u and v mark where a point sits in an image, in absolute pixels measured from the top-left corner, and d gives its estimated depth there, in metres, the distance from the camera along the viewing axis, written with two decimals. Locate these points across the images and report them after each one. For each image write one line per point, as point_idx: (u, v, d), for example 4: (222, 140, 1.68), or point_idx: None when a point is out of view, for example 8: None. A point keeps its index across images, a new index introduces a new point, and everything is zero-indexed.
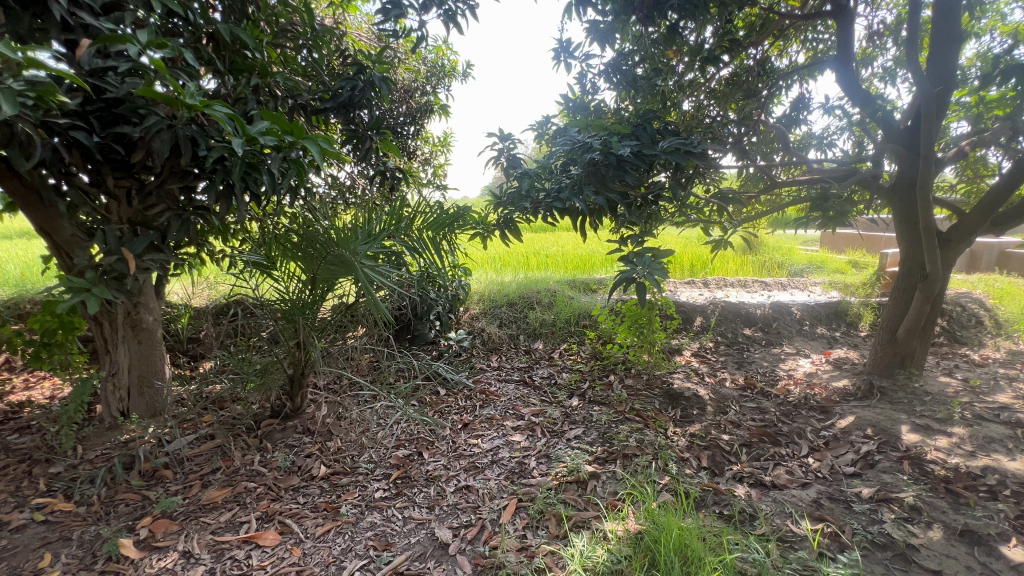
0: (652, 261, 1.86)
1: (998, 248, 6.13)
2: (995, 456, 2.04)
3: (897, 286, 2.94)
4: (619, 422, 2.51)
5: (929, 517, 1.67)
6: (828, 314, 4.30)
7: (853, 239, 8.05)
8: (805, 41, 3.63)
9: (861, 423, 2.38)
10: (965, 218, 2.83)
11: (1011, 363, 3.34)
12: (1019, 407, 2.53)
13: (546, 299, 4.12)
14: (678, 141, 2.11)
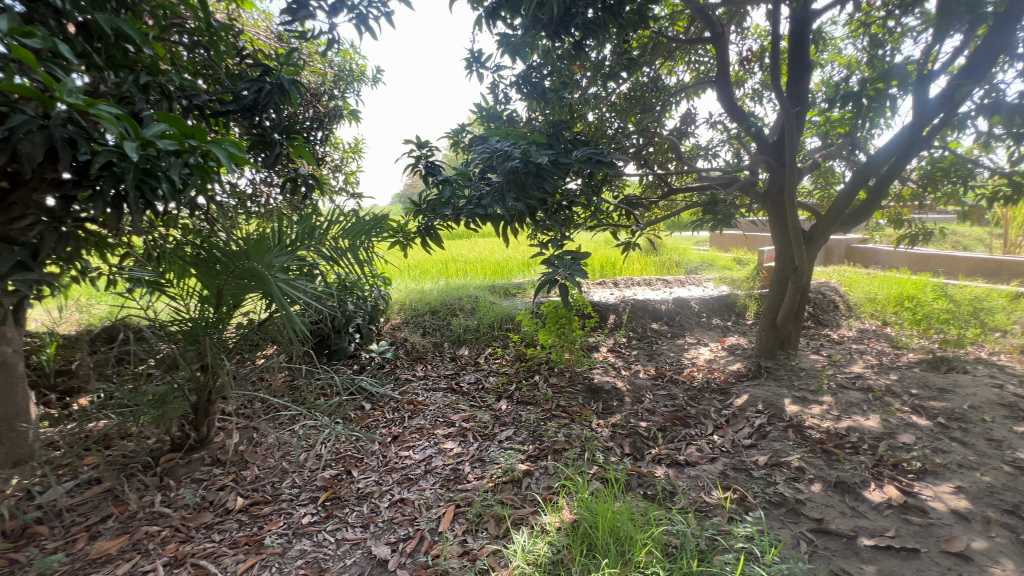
0: (572, 263, 1.95)
1: (845, 245, 7.30)
2: (855, 417, 2.42)
3: (775, 278, 3.38)
4: (547, 419, 2.61)
5: (812, 475, 1.95)
6: (721, 306, 4.81)
7: (736, 240, 9.09)
8: (690, 62, 4.06)
9: (754, 400, 2.71)
10: (823, 217, 3.33)
11: (861, 339, 3.99)
12: (869, 375, 3.04)
13: (468, 305, 4.14)
14: (588, 151, 2.26)
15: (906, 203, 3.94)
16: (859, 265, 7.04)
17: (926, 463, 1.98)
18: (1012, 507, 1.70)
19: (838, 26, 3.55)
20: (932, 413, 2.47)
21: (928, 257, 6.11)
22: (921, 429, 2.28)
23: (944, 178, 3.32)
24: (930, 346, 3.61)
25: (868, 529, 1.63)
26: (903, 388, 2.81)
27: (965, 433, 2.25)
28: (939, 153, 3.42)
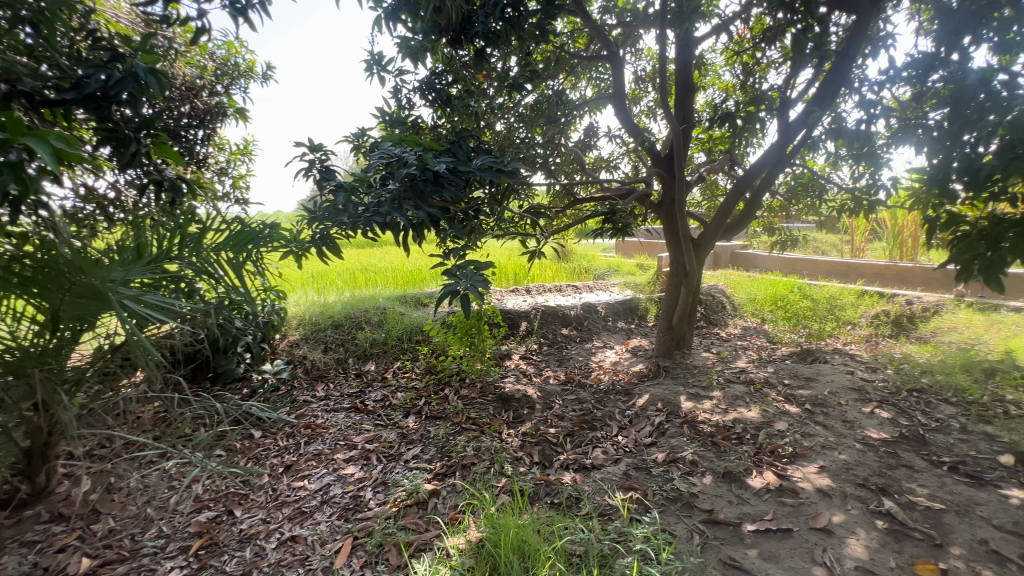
0: (474, 273, 1.91)
1: (730, 251, 8.08)
2: (740, 409, 2.64)
3: (670, 283, 3.62)
4: (456, 434, 2.54)
5: (704, 467, 2.09)
6: (625, 310, 5.06)
7: (639, 247, 9.71)
8: (591, 79, 4.25)
9: (654, 399, 2.85)
10: (708, 226, 3.62)
11: (745, 336, 4.41)
12: (751, 369, 3.36)
13: (375, 317, 3.94)
14: (489, 159, 2.25)
15: (776, 213, 4.44)
16: (742, 268, 7.85)
17: (796, 447, 2.21)
18: (863, 481, 1.94)
19: (716, 54, 3.92)
20: (801, 400, 2.77)
21: (796, 261, 6.96)
22: (792, 416, 2.54)
23: (804, 192, 3.80)
24: (799, 340, 4.08)
25: (750, 515, 1.77)
26: (778, 379, 3.14)
27: (826, 416, 2.55)
28: (799, 171, 3.91)
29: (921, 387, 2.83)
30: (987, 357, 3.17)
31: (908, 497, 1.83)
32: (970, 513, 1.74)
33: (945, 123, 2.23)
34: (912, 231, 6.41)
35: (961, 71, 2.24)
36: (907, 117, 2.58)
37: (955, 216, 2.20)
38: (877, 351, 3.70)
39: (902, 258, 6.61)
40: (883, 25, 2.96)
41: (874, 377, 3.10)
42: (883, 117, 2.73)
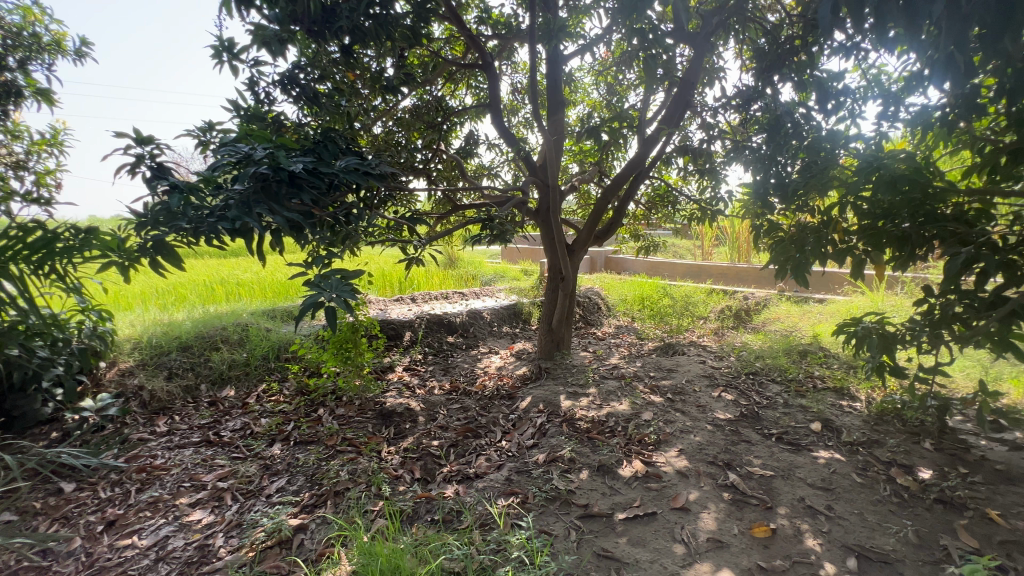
0: (339, 282, 1.75)
1: (604, 256, 8.72)
2: (613, 404, 2.82)
3: (549, 287, 3.74)
4: (329, 458, 2.34)
5: (580, 463, 2.18)
6: (509, 315, 5.15)
7: (524, 253, 10.03)
8: (470, 87, 4.25)
9: (536, 401, 2.92)
10: (581, 232, 3.83)
11: (618, 335, 4.75)
12: (622, 365, 3.62)
13: (235, 335, 3.48)
14: (355, 161, 2.13)
15: (640, 221, 4.88)
16: (615, 271, 8.53)
17: (660, 434, 2.42)
18: (713, 458, 2.18)
19: (584, 73, 4.19)
20: (664, 390, 3.06)
21: (659, 264, 7.75)
22: (657, 406, 2.78)
23: (661, 203, 4.24)
24: (662, 335, 4.50)
25: (621, 504, 1.88)
26: (645, 372, 3.43)
27: (684, 403, 2.84)
28: (656, 183, 4.35)
29: (755, 370, 3.30)
30: (801, 341, 3.80)
31: (747, 469, 2.10)
32: (792, 476, 2.04)
33: (764, 146, 2.64)
34: (746, 237, 7.53)
35: (773, 103, 2.66)
36: (737, 140, 3.00)
37: (773, 225, 2.61)
38: (723, 341, 4.25)
39: (739, 260, 7.73)
40: (716, 60, 3.42)
41: (720, 364, 3.54)
42: (719, 138, 3.14)
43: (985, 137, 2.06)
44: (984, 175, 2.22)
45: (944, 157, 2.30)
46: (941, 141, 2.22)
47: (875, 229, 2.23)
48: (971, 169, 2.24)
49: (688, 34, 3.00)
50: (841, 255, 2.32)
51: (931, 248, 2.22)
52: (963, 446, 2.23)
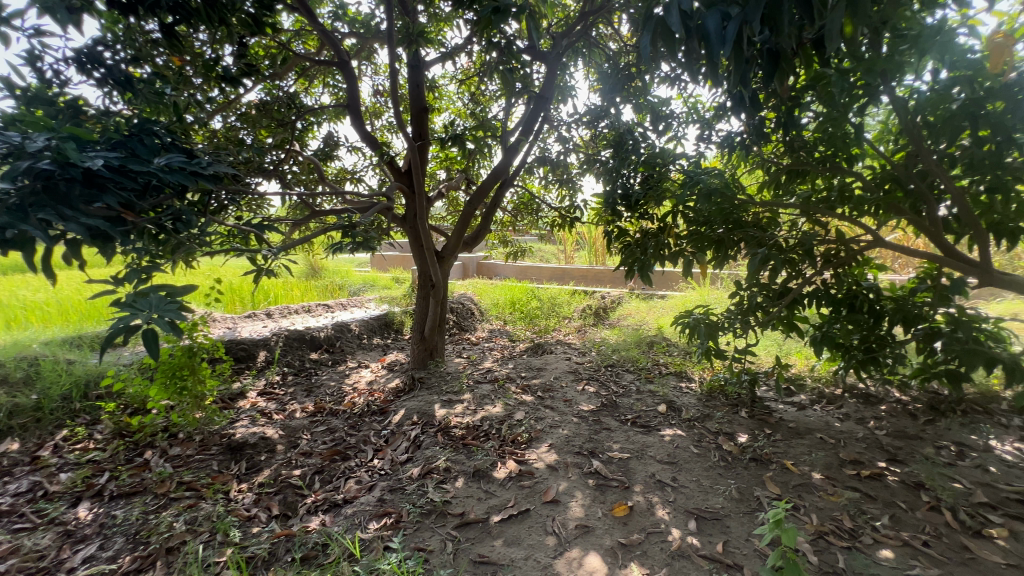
0: (162, 300, 1.43)
1: (476, 262, 8.91)
2: (487, 407, 2.86)
3: (419, 295, 3.65)
4: (160, 509, 1.98)
5: (456, 471, 2.16)
6: (380, 326, 4.91)
7: (395, 260, 9.72)
8: (327, 85, 3.98)
9: (409, 413, 2.83)
10: (450, 238, 3.81)
11: (491, 338, 4.85)
12: (495, 368, 3.70)
13: (20, 372, 2.76)
14: (179, 159, 1.80)
15: (507, 228, 5.06)
16: (487, 277, 8.74)
17: (531, 432, 2.51)
18: (579, 449, 2.34)
19: (448, 80, 4.21)
20: (534, 389, 3.19)
21: (528, 268, 8.14)
22: (528, 405, 2.90)
23: (526, 210, 4.46)
24: (532, 336, 4.72)
25: (496, 507, 1.91)
26: (517, 373, 3.55)
27: (552, 399, 3.00)
28: (520, 191, 4.55)
29: (613, 362, 3.64)
30: (648, 333, 4.30)
31: (607, 454, 2.28)
32: (645, 455, 2.28)
33: (611, 160, 2.92)
34: (601, 241, 8.32)
35: (617, 122, 2.97)
36: (589, 154, 3.28)
37: (621, 230, 2.89)
38: (585, 338, 4.60)
39: (597, 262, 8.49)
40: (568, 78, 3.71)
41: (584, 359, 3.83)
42: (574, 151, 3.40)
43: (769, 159, 2.55)
44: (771, 189, 2.74)
45: (744, 174, 2.80)
46: (741, 161, 2.69)
47: (698, 234, 2.60)
48: (762, 185, 2.75)
49: (541, 52, 3.19)
50: (673, 257, 2.65)
51: (739, 249, 2.67)
52: (768, 411, 2.72)
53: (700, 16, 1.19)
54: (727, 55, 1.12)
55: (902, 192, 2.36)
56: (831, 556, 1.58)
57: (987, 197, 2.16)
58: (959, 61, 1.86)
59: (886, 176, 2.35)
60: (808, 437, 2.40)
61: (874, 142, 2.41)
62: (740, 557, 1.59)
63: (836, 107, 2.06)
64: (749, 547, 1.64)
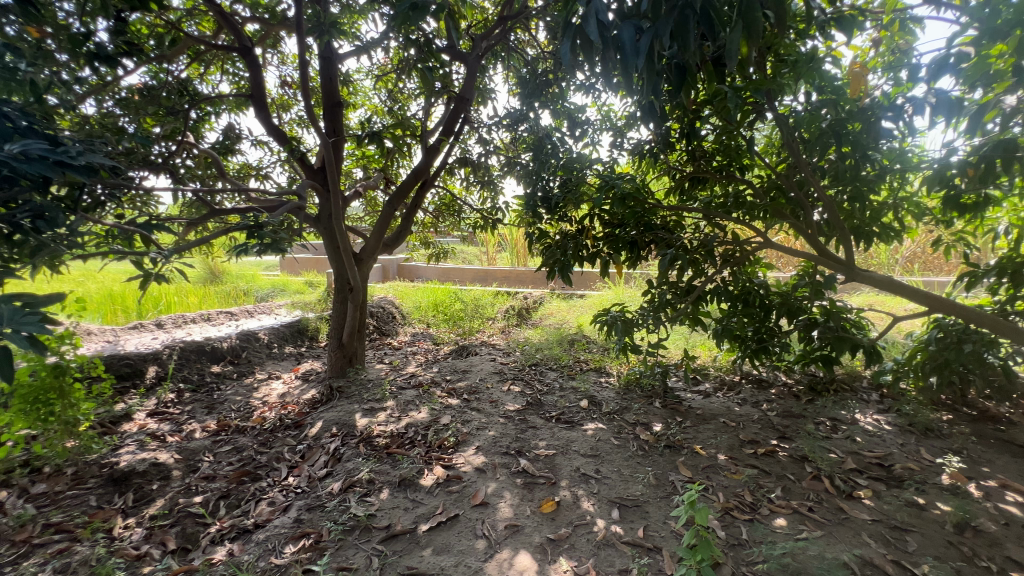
0: (18, 312, 1.20)
1: (397, 264, 8.68)
2: (411, 413, 2.79)
3: (335, 300, 3.46)
4: (22, 559, 1.69)
5: (380, 483, 2.08)
6: (293, 333, 4.58)
7: (308, 263, 9.15)
8: (225, 72, 3.64)
9: (328, 425, 2.67)
10: (369, 240, 3.64)
11: (413, 342, 4.72)
12: (419, 372, 3.61)
13: None
14: (39, 147, 1.53)
15: (428, 229, 4.97)
16: (408, 279, 8.52)
17: (458, 435, 2.49)
18: (506, 449, 2.35)
19: (363, 75, 4.05)
20: (460, 392, 3.17)
21: (450, 270, 8.06)
22: (454, 408, 2.87)
23: (448, 211, 4.41)
24: (456, 338, 4.67)
25: (424, 515, 1.86)
26: (442, 377, 3.50)
27: (478, 401, 2.99)
28: (442, 192, 4.49)
29: (536, 361, 3.71)
30: (569, 332, 4.45)
31: (534, 452, 2.32)
32: (569, 450, 2.35)
33: (532, 164, 2.99)
34: (522, 243, 8.48)
35: (536, 126, 3.04)
36: (509, 156, 3.32)
37: (542, 232, 2.96)
38: (509, 338, 4.65)
39: (519, 263, 8.64)
40: (488, 81, 3.74)
41: (508, 360, 3.86)
42: (495, 153, 3.42)
43: (674, 167, 2.75)
44: (676, 195, 2.95)
45: (653, 180, 2.99)
46: (650, 168, 2.87)
47: (614, 236, 2.74)
48: (668, 190, 2.96)
49: (460, 53, 3.17)
50: (591, 258, 2.77)
51: (649, 250, 2.84)
52: (679, 400, 2.93)
53: (615, 29, 1.25)
54: (640, 67, 1.18)
55: (784, 199, 2.66)
56: (736, 529, 1.73)
57: (850, 205, 2.50)
58: (825, 86, 2.15)
59: (771, 185, 2.64)
60: (713, 422, 2.63)
61: (762, 154, 2.69)
62: (659, 539, 1.69)
63: (730, 120, 2.27)
64: (666, 529, 1.75)
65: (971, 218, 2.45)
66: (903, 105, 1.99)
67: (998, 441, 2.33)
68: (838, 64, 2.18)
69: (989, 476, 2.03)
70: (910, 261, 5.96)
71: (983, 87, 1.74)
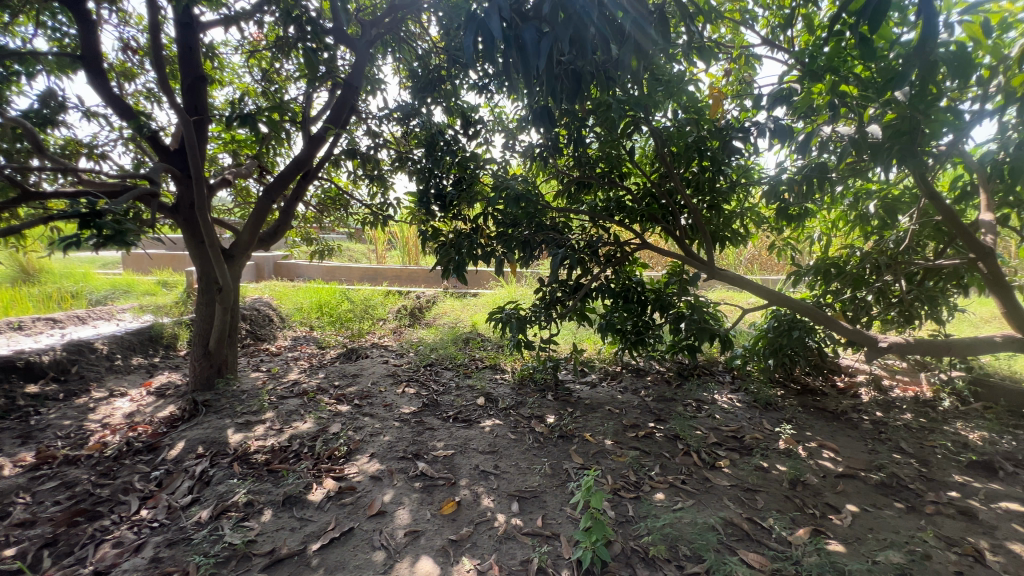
0: None
1: (273, 262, 7.93)
2: (295, 424, 2.56)
3: (198, 301, 3.03)
4: None
5: (260, 504, 1.88)
6: (142, 341, 3.87)
7: (159, 260, 7.89)
8: (42, 25, 2.97)
9: (191, 445, 2.33)
10: (240, 234, 3.25)
11: (295, 347, 4.33)
12: (303, 380, 3.33)
13: None
14: None
15: (311, 224, 4.61)
16: (286, 278, 7.81)
17: (350, 444, 2.34)
18: (403, 453, 2.28)
19: (230, 49, 3.61)
20: (350, 397, 2.99)
21: (335, 269, 7.57)
22: (344, 415, 2.69)
23: (333, 205, 4.12)
24: (344, 341, 4.39)
25: (313, 534, 1.72)
26: (329, 383, 3.26)
27: (371, 406, 2.85)
28: (326, 185, 4.19)
29: (432, 362, 3.64)
30: (464, 330, 4.44)
31: (432, 454, 2.28)
32: (467, 448, 2.35)
33: (425, 160, 2.92)
34: (413, 241, 8.28)
35: (429, 122, 2.97)
36: (401, 150, 3.21)
37: (436, 230, 2.90)
38: (402, 339, 4.50)
39: (410, 262, 8.41)
40: (377, 70, 3.58)
41: (401, 361, 3.74)
42: (385, 147, 3.28)
43: (563, 171, 2.89)
44: (565, 198, 3.11)
45: (543, 183, 3.11)
46: (540, 171, 2.98)
47: (507, 235, 2.78)
48: (557, 193, 3.11)
49: (347, 37, 2.99)
50: (486, 256, 2.78)
51: (541, 249, 2.91)
52: (569, 392, 3.09)
53: (515, 29, 1.26)
54: (541, 68, 1.21)
55: (657, 205, 2.95)
56: (623, 508, 1.88)
57: (709, 212, 2.86)
58: (689, 105, 2.43)
59: (646, 193, 2.91)
60: (600, 410, 2.82)
61: (639, 163, 2.95)
62: (557, 526, 1.77)
63: (612, 131, 2.46)
64: (563, 515, 1.83)
65: (796, 226, 2.95)
66: (748, 128, 2.33)
67: (816, 409, 2.85)
68: (699, 87, 2.47)
69: (812, 438, 2.48)
70: (751, 262, 7.02)
71: (805, 118, 2.10)
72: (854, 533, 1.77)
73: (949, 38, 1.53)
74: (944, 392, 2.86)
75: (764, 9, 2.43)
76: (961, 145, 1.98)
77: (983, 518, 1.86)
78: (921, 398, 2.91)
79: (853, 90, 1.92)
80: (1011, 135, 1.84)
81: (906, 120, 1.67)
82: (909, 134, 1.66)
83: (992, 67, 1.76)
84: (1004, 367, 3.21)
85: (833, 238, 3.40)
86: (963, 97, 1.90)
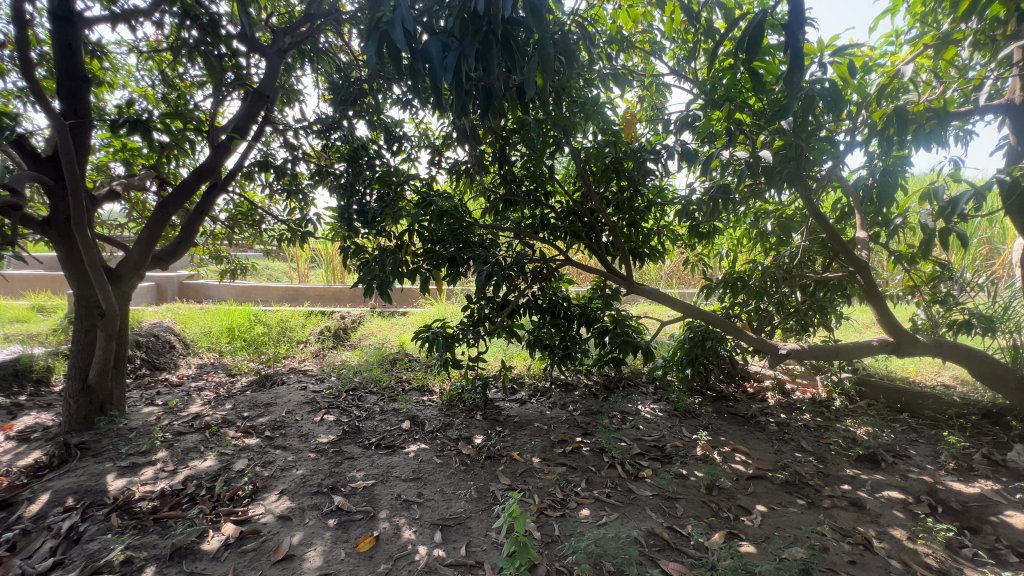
0: None
1: (177, 281, 7.25)
2: (192, 464, 2.30)
3: (76, 328, 2.65)
4: None
5: (141, 561, 1.64)
6: (4, 377, 3.31)
7: (33, 281, 6.84)
8: None
9: (58, 497, 2.00)
10: (130, 252, 2.89)
11: (200, 375, 3.92)
12: (205, 413, 3.01)
13: None
14: None
15: (220, 242, 4.25)
16: (193, 300, 7.18)
17: (256, 481, 2.13)
18: (317, 487, 2.11)
19: (124, 49, 3.28)
20: (260, 429, 2.74)
21: (251, 288, 7.05)
22: (251, 450, 2.45)
23: (245, 221, 3.81)
24: (257, 367, 4.05)
25: None
26: (236, 415, 2.96)
27: (284, 438, 2.63)
28: (237, 200, 3.88)
29: (355, 386, 3.44)
30: (391, 351, 4.28)
31: (350, 486, 2.12)
32: (389, 477, 2.22)
33: (346, 175, 2.79)
34: (339, 259, 7.93)
35: (351, 135, 2.85)
36: (321, 164, 3.05)
37: (358, 247, 2.76)
38: (323, 362, 4.23)
39: (335, 280, 8.05)
40: (294, 81, 3.43)
41: (322, 387, 3.50)
42: (304, 160, 3.11)
43: (490, 188, 2.91)
44: (491, 215, 3.11)
45: (470, 199, 3.09)
46: (467, 188, 2.96)
47: (432, 251, 2.73)
48: (484, 211, 3.10)
49: (258, 44, 2.84)
50: (411, 274, 2.66)
51: (468, 266, 2.91)
52: (499, 411, 3.04)
53: (422, 40, 1.23)
54: (448, 84, 1.17)
55: (580, 222, 3.02)
56: (550, 527, 1.86)
57: (627, 230, 2.98)
58: (606, 128, 2.53)
59: (569, 210, 2.98)
60: (528, 427, 2.80)
61: (562, 181, 3.01)
62: (481, 553, 1.70)
63: (534, 149, 2.49)
64: (488, 541, 1.77)
65: (707, 243, 3.14)
66: (659, 150, 2.47)
67: (730, 414, 3.03)
68: (614, 111, 2.59)
69: (725, 443, 2.62)
70: (670, 276, 7.49)
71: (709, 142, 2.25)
72: (763, 532, 1.87)
73: (823, 76, 1.70)
74: (836, 392, 3.16)
75: (671, 42, 2.59)
76: (838, 171, 2.20)
77: (870, 507, 2.05)
78: (817, 399, 3.20)
79: (748, 118, 2.08)
80: (877, 162, 2.06)
81: (793, 146, 1.84)
82: (795, 159, 1.83)
83: (859, 103, 1.98)
84: (882, 368, 3.61)
85: (739, 254, 3.67)
86: (839, 128, 2.12)
